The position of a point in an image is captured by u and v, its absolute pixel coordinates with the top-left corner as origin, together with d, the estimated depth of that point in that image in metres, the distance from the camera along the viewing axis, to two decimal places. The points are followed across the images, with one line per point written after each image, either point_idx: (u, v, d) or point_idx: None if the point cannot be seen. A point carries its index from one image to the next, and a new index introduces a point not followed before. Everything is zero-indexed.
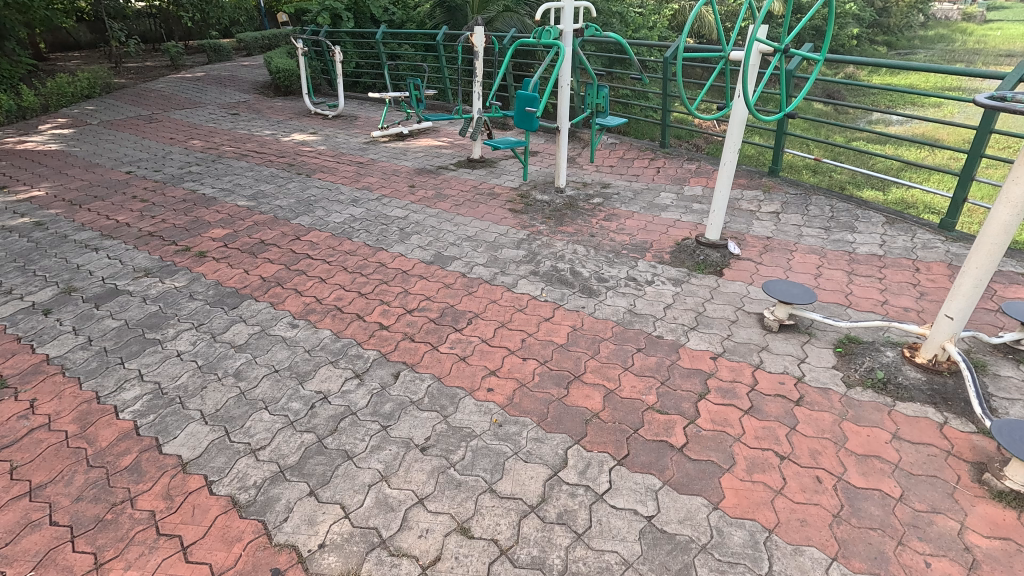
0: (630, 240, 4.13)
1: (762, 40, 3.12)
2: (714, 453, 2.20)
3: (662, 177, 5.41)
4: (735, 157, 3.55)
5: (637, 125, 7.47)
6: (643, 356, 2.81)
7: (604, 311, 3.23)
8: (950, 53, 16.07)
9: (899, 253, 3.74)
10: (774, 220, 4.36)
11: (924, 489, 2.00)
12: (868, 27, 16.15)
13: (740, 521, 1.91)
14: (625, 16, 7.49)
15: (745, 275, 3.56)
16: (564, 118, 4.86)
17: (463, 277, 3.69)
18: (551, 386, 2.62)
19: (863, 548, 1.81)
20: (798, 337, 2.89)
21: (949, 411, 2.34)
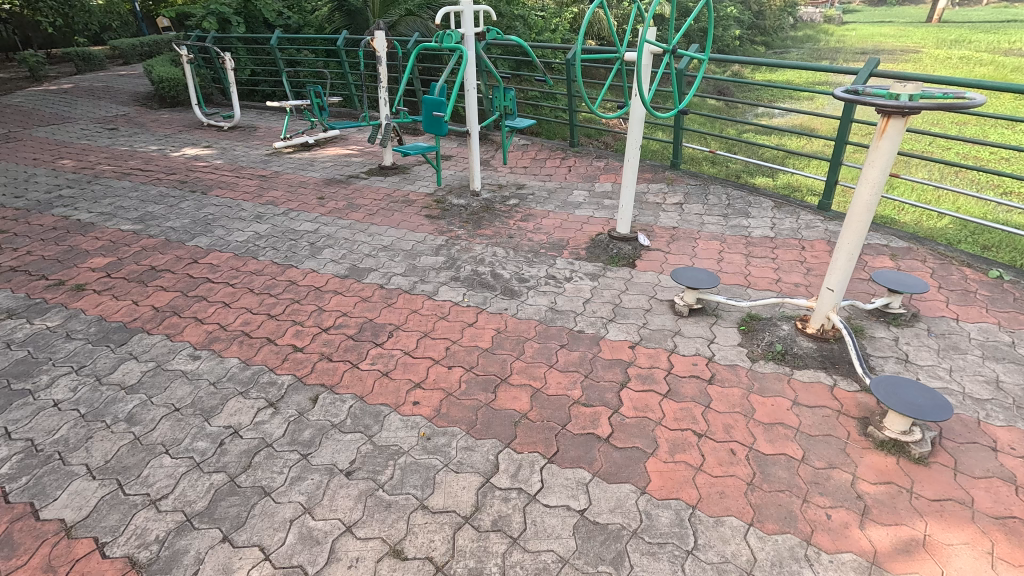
0: (547, 239, 4.20)
1: (651, 41, 3.28)
2: (638, 439, 2.28)
3: (574, 175, 5.57)
4: (637, 154, 3.72)
5: (547, 125, 7.63)
6: (566, 352, 2.86)
7: (526, 311, 3.26)
8: (816, 51, 17.93)
9: (788, 234, 4.10)
10: (678, 210, 4.62)
11: (821, 448, 2.20)
12: (748, 29, 17.63)
13: (666, 502, 2.00)
14: (528, 19, 7.64)
15: (655, 265, 3.74)
16: (473, 122, 4.85)
17: (381, 288, 3.57)
18: (478, 393, 2.60)
19: (775, 510, 1.95)
20: (706, 319, 3.08)
21: (837, 374, 2.59)
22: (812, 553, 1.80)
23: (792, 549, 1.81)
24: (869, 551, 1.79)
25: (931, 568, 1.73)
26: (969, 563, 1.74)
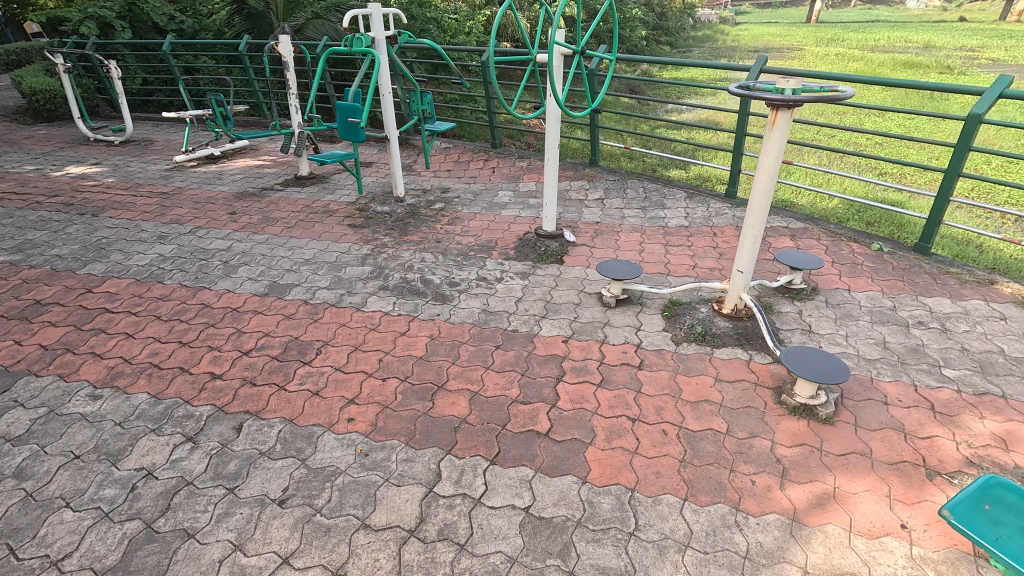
0: (475, 241, 4.20)
1: (561, 44, 3.36)
2: (577, 430, 2.34)
3: (498, 177, 5.60)
4: (556, 152, 3.81)
5: (468, 127, 7.62)
6: (502, 352, 2.87)
7: (459, 315, 3.24)
8: (716, 50, 19.22)
9: (700, 222, 4.36)
10: (600, 206, 4.78)
11: (742, 419, 2.36)
12: (653, 30, 18.56)
13: (607, 489, 2.06)
14: (441, 22, 7.60)
15: (582, 259, 3.85)
16: (391, 127, 4.75)
17: (305, 304, 3.41)
18: (415, 402, 2.55)
19: (706, 483, 2.06)
20: (632, 308, 3.21)
21: (752, 349, 2.79)
22: (741, 518, 1.92)
23: (723, 517, 1.93)
24: (789, 509, 1.95)
25: (841, 517, 1.91)
26: (872, 508, 1.94)
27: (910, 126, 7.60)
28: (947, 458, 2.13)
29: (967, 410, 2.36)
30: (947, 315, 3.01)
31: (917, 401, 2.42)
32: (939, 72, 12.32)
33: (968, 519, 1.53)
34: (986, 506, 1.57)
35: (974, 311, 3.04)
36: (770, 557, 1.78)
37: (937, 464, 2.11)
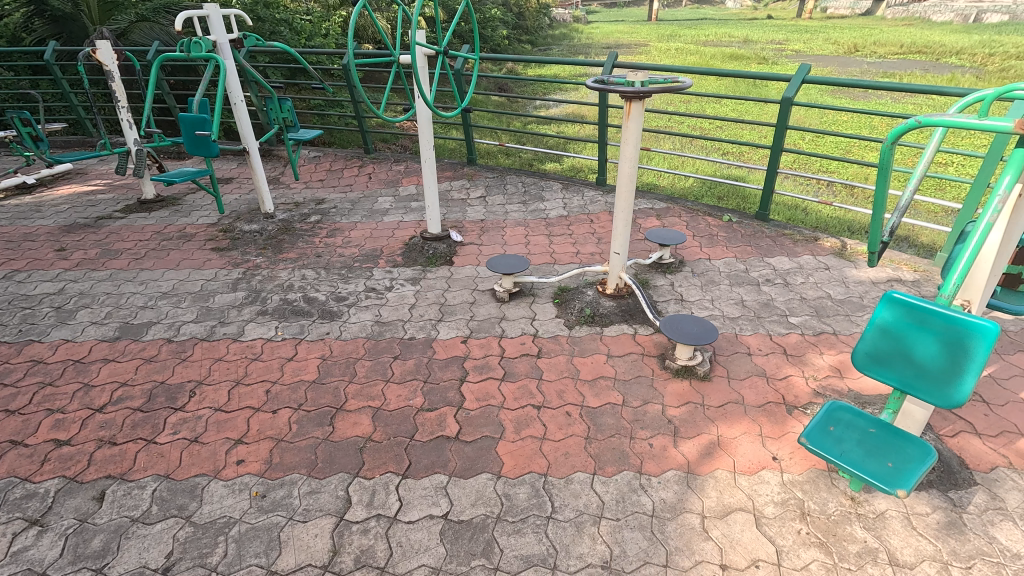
0: (359, 251, 4.03)
1: (423, 44, 3.29)
2: (486, 428, 2.35)
3: (376, 182, 5.42)
4: (432, 154, 3.77)
5: (337, 133, 7.26)
6: (401, 363, 2.79)
7: (351, 330, 3.08)
8: (573, 48, 20.34)
9: (578, 210, 4.60)
10: (483, 204, 4.84)
11: (635, 389, 2.54)
12: (513, 29, 19.13)
13: (521, 479, 2.10)
14: (293, 23, 7.12)
15: (471, 258, 3.87)
16: (248, 137, 4.37)
17: (169, 343, 3.02)
18: (313, 429, 2.39)
19: (611, 454, 2.19)
20: (525, 300, 3.30)
21: (636, 323, 3.02)
22: (645, 480, 2.07)
23: (629, 483, 2.06)
24: (684, 463, 2.14)
25: (726, 461, 2.14)
26: (749, 447, 2.20)
27: (741, 111, 8.69)
28: (800, 392, 2.48)
29: (810, 349, 2.77)
30: (787, 271, 3.50)
31: (773, 348, 2.79)
32: (757, 63, 14.22)
33: (821, 442, 1.74)
34: (832, 427, 1.79)
35: (806, 265, 3.57)
36: (673, 511, 1.94)
37: (794, 399, 2.45)
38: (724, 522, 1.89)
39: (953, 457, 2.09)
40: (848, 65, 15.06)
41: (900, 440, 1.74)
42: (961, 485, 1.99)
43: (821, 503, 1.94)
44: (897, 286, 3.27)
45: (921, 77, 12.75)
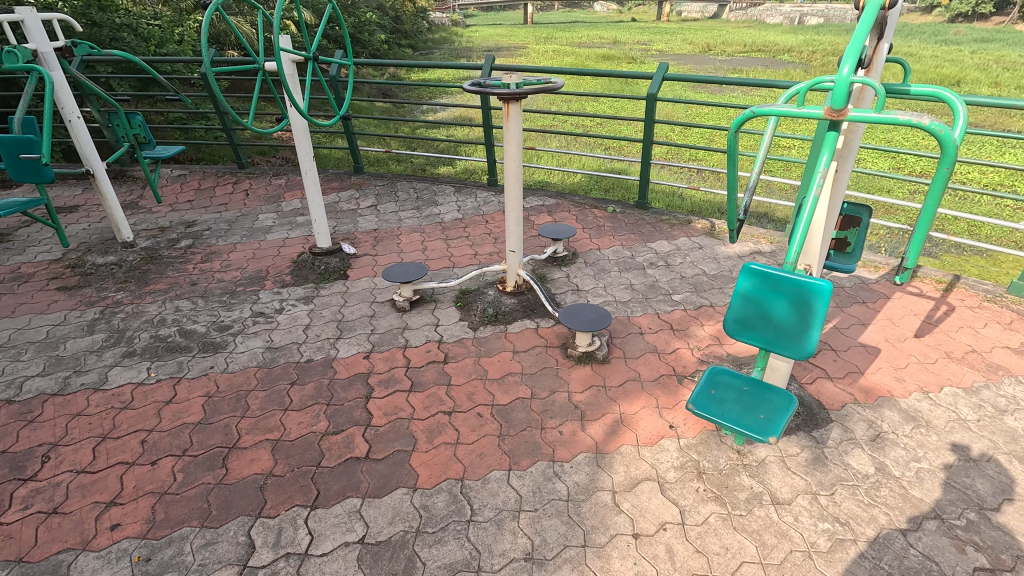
0: (241, 274, 3.72)
1: (290, 50, 3.10)
2: (397, 442, 2.29)
3: (254, 199, 5.03)
4: (313, 165, 3.58)
5: (204, 148, 6.64)
6: (300, 388, 2.62)
7: (238, 361, 2.84)
8: (453, 51, 20.43)
9: (472, 212, 4.64)
10: (374, 213, 4.69)
11: (542, 381, 2.61)
12: (393, 33, 18.74)
13: (438, 488, 2.07)
14: (138, 28, 6.36)
15: (367, 270, 3.74)
16: (92, 158, 3.84)
17: (10, 404, 2.58)
18: (203, 474, 2.17)
19: (524, 448, 2.24)
20: (427, 307, 3.25)
21: (537, 317, 3.10)
22: (558, 467, 2.14)
23: (543, 472, 2.12)
24: (593, 444, 2.24)
25: (630, 436, 2.27)
26: (648, 420, 2.36)
27: (617, 108, 9.28)
28: (688, 363, 2.72)
29: (694, 322, 3.03)
30: (667, 254, 3.80)
31: (661, 325, 3.01)
32: (627, 62, 15.30)
33: (704, 405, 1.91)
34: (713, 391, 1.98)
35: (683, 246, 3.90)
36: (587, 492, 2.03)
37: (683, 369, 2.67)
38: (633, 494, 2.02)
39: (813, 400, 2.41)
40: (703, 63, 16.72)
41: (769, 395, 1.96)
42: (821, 424, 2.30)
43: (713, 461, 2.14)
44: (758, 258, 3.69)
45: (763, 73, 14.49)
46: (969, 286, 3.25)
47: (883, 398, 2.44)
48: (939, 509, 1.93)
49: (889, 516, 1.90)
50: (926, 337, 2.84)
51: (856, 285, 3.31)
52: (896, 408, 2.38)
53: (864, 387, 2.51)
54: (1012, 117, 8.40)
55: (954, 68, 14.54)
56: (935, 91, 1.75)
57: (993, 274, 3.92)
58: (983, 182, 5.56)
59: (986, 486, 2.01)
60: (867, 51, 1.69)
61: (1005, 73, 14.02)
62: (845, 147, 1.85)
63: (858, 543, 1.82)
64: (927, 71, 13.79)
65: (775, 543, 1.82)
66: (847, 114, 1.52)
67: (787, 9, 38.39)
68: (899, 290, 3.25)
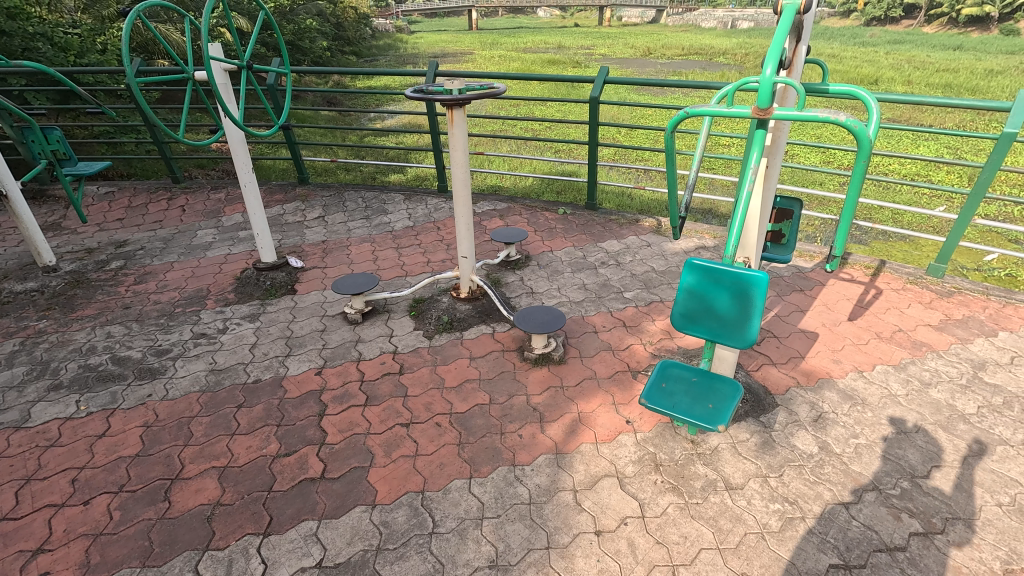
0: (180, 294, 3.53)
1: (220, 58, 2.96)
2: (354, 458, 2.22)
3: (191, 215, 4.78)
4: (252, 177, 3.44)
5: (135, 162, 6.27)
6: (248, 411, 2.50)
7: (179, 386, 2.68)
8: (399, 57, 20.25)
9: (423, 219, 4.58)
10: (322, 224, 4.56)
11: (500, 386, 2.61)
12: (335, 40, 18.32)
13: (398, 502, 2.02)
14: (54, 37, 5.95)
15: (316, 282, 3.62)
16: (5, 177, 3.53)
17: None
18: (144, 510, 2.03)
19: (484, 454, 2.22)
20: (380, 318, 3.18)
21: (493, 322, 3.10)
22: (519, 471, 2.14)
23: (504, 477, 2.11)
24: (552, 446, 2.25)
25: (588, 435, 2.30)
26: (606, 417, 2.39)
27: (565, 112, 9.44)
28: (641, 358, 2.78)
29: (645, 318, 3.11)
30: (618, 252, 3.88)
31: (615, 323, 3.07)
32: (572, 66, 15.64)
33: (656, 398, 1.96)
34: (664, 384, 2.04)
35: (632, 244, 3.99)
36: (548, 493, 2.04)
37: (637, 365, 2.73)
38: (594, 491, 2.04)
39: (760, 386, 2.52)
40: (645, 66, 17.27)
41: (717, 384, 2.03)
42: (768, 409, 2.40)
43: (669, 452, 2.19)
44: (703, 253, 3.83)
45: (702, 75, 15.10)
46: (893, 270, 3.48)
47: (823, 379, 2.58)
48: (878, 481, 2.05)
49: (833, 492, 2.01)
50: (858, 319, 3.03)
51: (794, 274, 3.49)
52: (835, 389, 2.51)
53: (806, 370, 2.64)
54: (924, 112, 9.11)
55: (871, 68, 15.69)
56: (849, 90, 1.86)
57: (915, 258, 4.23)
58: (902, 173, 5.99)
59: (917, 455, 2.16)
60: (787, 52, 1.78)
61: (914, 71, 15.24)
62: (773, 144, 1.93)
63: (806, 520, 1.90)
64: (848, 71, 14.78)
65: (730, 527, 1.88)
66: (772, 113, 1.59)
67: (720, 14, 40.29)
68: (832, 277, 3.45)
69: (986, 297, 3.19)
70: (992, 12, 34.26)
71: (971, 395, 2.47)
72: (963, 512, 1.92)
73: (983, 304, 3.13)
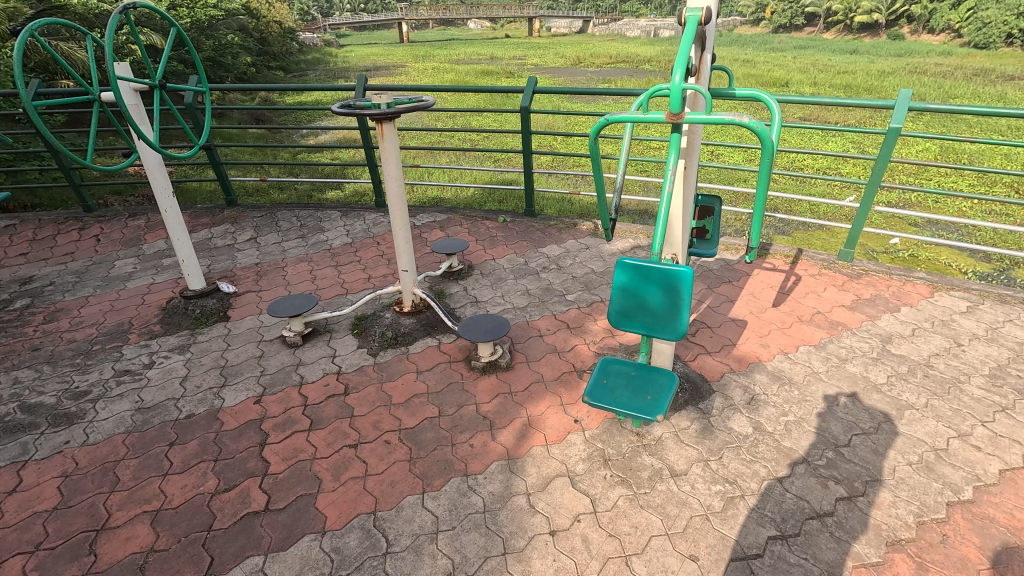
0: (97, 331, 3.28)
1: (128, 77, 2.79)
2: (299, 486, 2.14)
3: (107, 244, 4.46)
4: (173, 202, 3.26)
5: (39, 191, 5.79)
6: (181, 448, 2.36)
7: (101, 430, 2.49)
8: (330, 72, 19.92)
9: (362, 235, 4.50)
10: (254, 246, 4.38)
11: (449, 397, 2.60)
12: (261, 55, 17.65)
13: (350, 526, 1.97)
14: None
15: (251, 307, 3.47)
16: None
17: None
18: (66, 567, 1.87)
19: (436, 467, 2.21)
20: (321, 338, 3.09)
21: (438, 333, 3.08)
22: (472, 481, 2.14)
23: (457, 488, 2.11)
24: (504, 452, 2.27)
25: (538, 437, 2.33)
26: (555, 418, 2.44)
27: (501, 122, 9.56)
28: (585, 358, 2.85)
29: (587, 319, 3.19)
30: (558, 257, 3.97)
31: (558, 325, 3.14)
32: (505, 77, 15.91)
33: (598, 395, 2.01)
34: (605, 380, 2.10)
35: (572, 248, 4.09)
36: (502, 499, 2.05)
37: (582, 365, 2.80)
38: (546, 493, 2.07)
39: (697, 375, 2.65)
40: (577, 75, 17.77)
41: (655, 376, 2.11)
42: (705, 395, 2.53)
43: (616, 447, 2.26)
44: (639, 252, 3.99)
45: (629, 82, 15.68)
46: (810, 258, 3.76)
47: (753, 363, 2.75)
48: (807, 454, 2.20)
49: (768, 468, 2.14)
50: (782, 305, 3.25)
51: (722, 267, 3.70)
52: (764, 371, 2.68)
53: (737, 356, 2.80)
54: (830, 110, 9.91)
55: (780, 72, 16.93)
56: (752, 93, 1.99)
57: (831, 245, 4.59)
58: (815, 167, 6.49)
59: (840, 426, 2.33)
60: (693, 60, 1.89)
61: (818, 74, 16.60)
62: (689, 146, 2.03)
63: (745, 497, 2.02)
64: (761, 75, 15.85)
65: (677, 512, 1.96)
66: (684, 118, 1.69)
67: (642, 24, 42.30)
68: (756, 267, 3.68)
69: (889, 276, 3.51)
70: (879, 19, 37.83)
71: (882, 366, 2.70)
72: (880, 474, 2.10)
73: (887, 283, 3.43)
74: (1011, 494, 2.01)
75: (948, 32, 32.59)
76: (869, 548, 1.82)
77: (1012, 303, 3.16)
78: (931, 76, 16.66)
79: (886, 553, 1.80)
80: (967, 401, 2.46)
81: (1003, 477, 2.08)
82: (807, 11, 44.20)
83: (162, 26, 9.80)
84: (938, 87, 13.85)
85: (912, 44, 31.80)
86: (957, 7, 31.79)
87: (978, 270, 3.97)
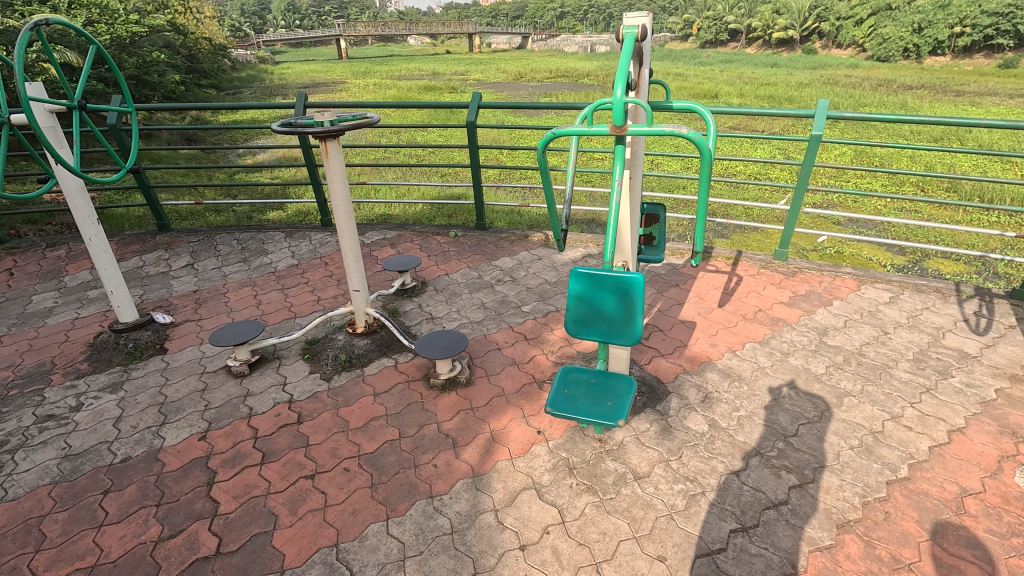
0: (14, 373, 2.99)
1: (42, 98, 2.56)
2: (254, 524, 2.02)
3: (21, 278, 4.09)
4: (98, 229, 3.03)
5: None
6: (119, 495, 2.18)
7: (22, 483, 2.25)
8: (265, 89, 19.34)
9: (308, 255, 4.36)
10: (192, 271, 4.15)
11: (409, 418, 2.54)
12: (190, 71, 16.96)
13: (310, 562, 1.87)
14: None
15: (191, 337, 3.28)
16: None
17: None
18: None
19: (400, 492, 2.14)
20: (269, 366, 2.95)
21: (394, 353, 3.02)
22: (437, 502, 2.09)
23: (422, 511, 2.05)
24: (469, 469, 2.24)
25: (502, 451, 2.32)
26: (518, 431, 2.43)
27: (446, 137, 9.61)
28: (544, 368, 2.87)
29: (544, 329, 3.22)
30: (511, 269, 3.99)
31: (516, 337, 3.14)
32: (448, 92, 16.05)
33: (561, 404, 2.02)
34: (565, 389, 2.11)
35: (524, 260, 4.13)
36: (470, 518, 2.01)
37: (541, 375, 2.82)
38: (514, 508, 2.05)
39: (653, 378, 2.73)
40: (518, 90, 18.18)
41: (613, 382, 2.15)
42: (662, 397, 2.60)
43: (580, 454, 2.28)
44: (589, 261, 4.08)
45: (568, 96, 16.19)
46: (748, 258, 3.96)
47: (704, 363, 2.85)
48: (759, 446, 2.30)
49: (724, 463, 2.22)
50: (727, 305, 3.39)
51: (669, 271, 3.84)
52: (715, 369, 2.79)
53: (689, 356, 2.91)
54: (756, 120, 10.59)
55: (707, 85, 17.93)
56: (688, 105, 2.07)
57: (765, 245, 4.89)
58: (747, 173, 6.90)
59: (787, 417, 2.45)
60: (632, 75, 1.96)
61: (742, 86, 17.67)
62: (633, 157, 2.08)
63: (706, 494, 2.08)
64: (692, 88, 16.76)
65: (643, 514, 1.99)
66: (627, 130, 1.74)
67: (577, 39, 43.83)
68: (700, 270, 3.85)
69: (820, 273, 3.75)
70: (793, 36, 40.88)
71: (820, 357, 2.87)
72: (826, 460, 2.23)
73: (819, 279, 3.67)
74: (940, 468, 2.17)
75: (853, 46, 35.52)
76: (821, 532, 1.92)
77: (928, 291, 3.45)
78: (842, 86, 18.12)
79: (837, 535, 1.90)
80: (897, 385, 2.65)
81: (932, 453, 2.25)
82: (729, 27, 47.07)
83: (77, 44, 9.19)
84: (849, 97, 15.07)
85: (824, 58, 34.50)
86: (860, 25, 34.82)
87: (895, 263, 4.32)
